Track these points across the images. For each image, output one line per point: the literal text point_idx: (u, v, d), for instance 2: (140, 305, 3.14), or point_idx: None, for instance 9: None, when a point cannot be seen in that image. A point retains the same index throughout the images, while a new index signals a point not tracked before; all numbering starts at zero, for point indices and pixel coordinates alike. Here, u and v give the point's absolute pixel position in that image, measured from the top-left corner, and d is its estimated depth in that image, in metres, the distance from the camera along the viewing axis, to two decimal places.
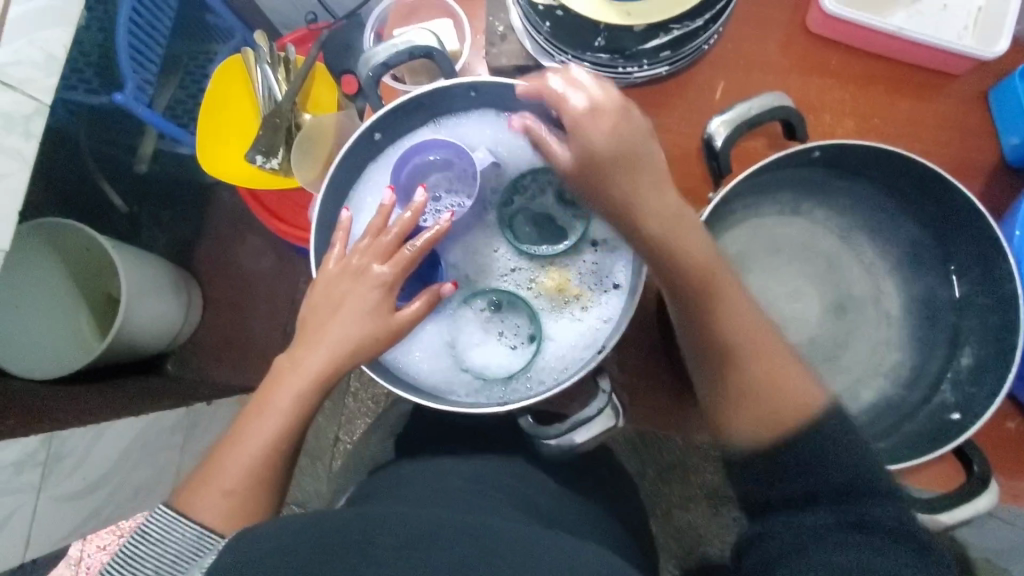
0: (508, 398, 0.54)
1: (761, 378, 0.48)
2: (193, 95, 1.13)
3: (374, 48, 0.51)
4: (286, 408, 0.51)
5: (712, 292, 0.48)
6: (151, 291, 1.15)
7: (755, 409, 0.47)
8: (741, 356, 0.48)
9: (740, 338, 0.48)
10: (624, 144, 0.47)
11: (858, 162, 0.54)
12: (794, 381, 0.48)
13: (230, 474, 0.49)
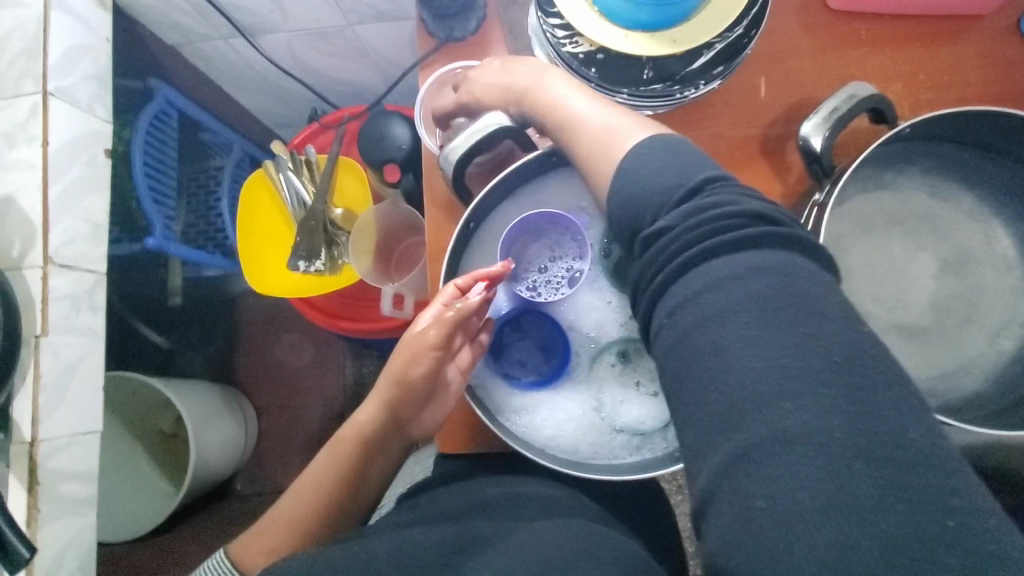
0: (673, 448, 0.51)
1: (598, 117, 0.48)
2: (204, 215, 1.10)
3: (452, 143, 0.52)
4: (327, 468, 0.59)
5: (541, 103, 0.53)
6: (211, 420, 1.12)
7: (591, 166, 0.47)
8: (569, 108, 0.50)
9: (567, 106, 0.51)
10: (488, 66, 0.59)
11: (942, 124, 0.54)
12: (636, 119, 0.47)
13: (278, 521, 0.58)
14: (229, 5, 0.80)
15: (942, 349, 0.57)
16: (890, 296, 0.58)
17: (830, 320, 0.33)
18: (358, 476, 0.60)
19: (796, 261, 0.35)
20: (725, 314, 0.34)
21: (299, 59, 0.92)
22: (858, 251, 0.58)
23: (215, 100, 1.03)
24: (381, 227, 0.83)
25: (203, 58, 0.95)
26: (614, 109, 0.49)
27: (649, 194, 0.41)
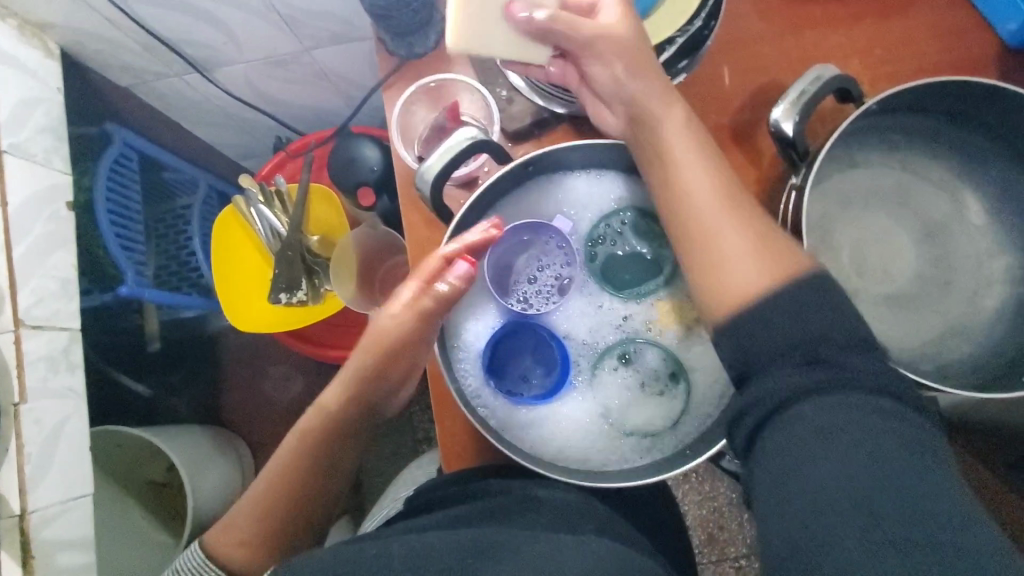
0: (684, 445, 0.52)
1: (738, 233, 0.47)
2: (174, 256, 1.06)
3: (427, 161, 0.51)
4: (296, 463, 0.56)
5: (689, 177, 0.49)
6: (206, 463, 1.10)
7: (713, 281, 0.47)
8: (710, 207, 0.48)
9: (709, 202, 0.48)
10: (642, 69, 0.50)
11: (905, 99, 0.55)
12: (768, 263, 0.46)
13: (243, 514, 0.55)
14: (180, 41, 0.78)
15: (930, 313, 0.59)
16: (876, 266, 0.60)
17: (931, 468, 0.35)
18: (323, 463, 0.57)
19: (893, 411, 0.38)
20: (817, 445, 0.37)
21: (257, 88, 0.90)
22: (837, 228, 0.60)
23: (175, 138, 1.01)
24: (359, 251, 0.82)
25: (158, 96, 0.93)
26: (761, 231, 0.47)
27: (780, 327, 0.42)
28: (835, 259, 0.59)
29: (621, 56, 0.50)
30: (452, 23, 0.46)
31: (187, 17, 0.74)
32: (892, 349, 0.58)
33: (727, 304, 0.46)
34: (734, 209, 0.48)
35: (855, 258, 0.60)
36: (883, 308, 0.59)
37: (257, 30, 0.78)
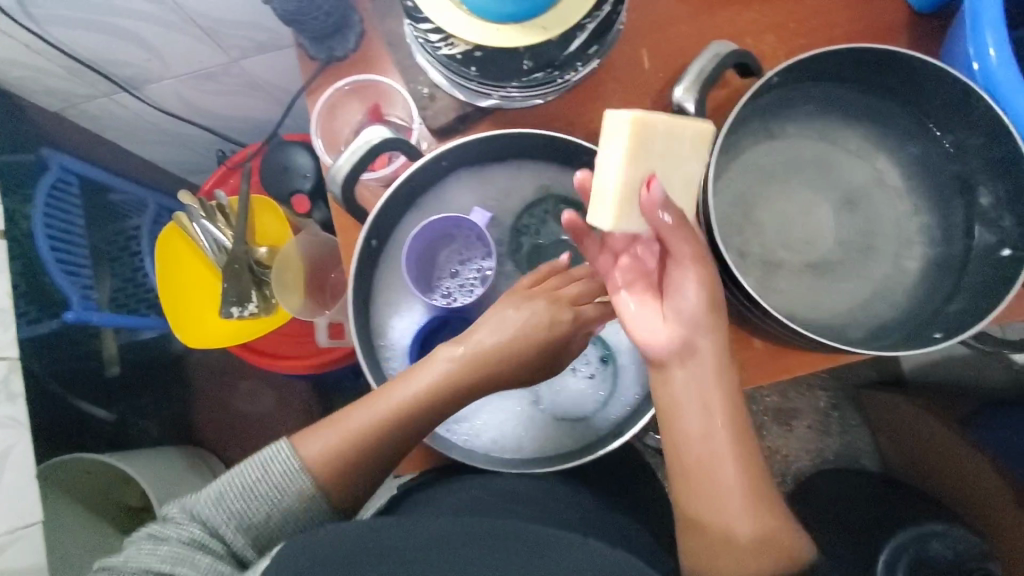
0: (614, 423, 0.55)
1: (745, 503, 0.48)
2: (131, 278, 1.07)
3: (337, 162, 0.51)
4: (384, 426, 0.51)
5: (705, 416, 0.49)
6: (175, 481, 1.08)
7: (711, 535, 0.49)
8: (733, 484, 0.48)
9: (728, 451, 0.49)
10: (685, 259, 0.48)
11: (809, 71, 0.56)
12: (752, 515, 0.48)
13: (329, 440, 0.50)
14: (103, 61, 0.78)
15: (852, 281, 0.59)
16: (799, 240, 0.59)
17: None
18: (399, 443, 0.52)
19: None
20: None
21: (192, 102, 0.91)
22: (761, 203, 0.59)
23: (116, 159, 1.00)
24: (305, 258, 0.81)
25: (90, 118, 0.92)
26: (748, 456, 0.49)
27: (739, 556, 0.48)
28: (759, 233, 0.59)
29: (676, 248, 0.47)
30: (635, 128, 0.44)
31: (104, 35, 0.73)
32: (821, 316, 0.58)
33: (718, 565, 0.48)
34: (750, 485, 0.48)
35: (781, 231, 0.59)
36: (807, 280, 0.59)
37: (179, 45, 0.77)
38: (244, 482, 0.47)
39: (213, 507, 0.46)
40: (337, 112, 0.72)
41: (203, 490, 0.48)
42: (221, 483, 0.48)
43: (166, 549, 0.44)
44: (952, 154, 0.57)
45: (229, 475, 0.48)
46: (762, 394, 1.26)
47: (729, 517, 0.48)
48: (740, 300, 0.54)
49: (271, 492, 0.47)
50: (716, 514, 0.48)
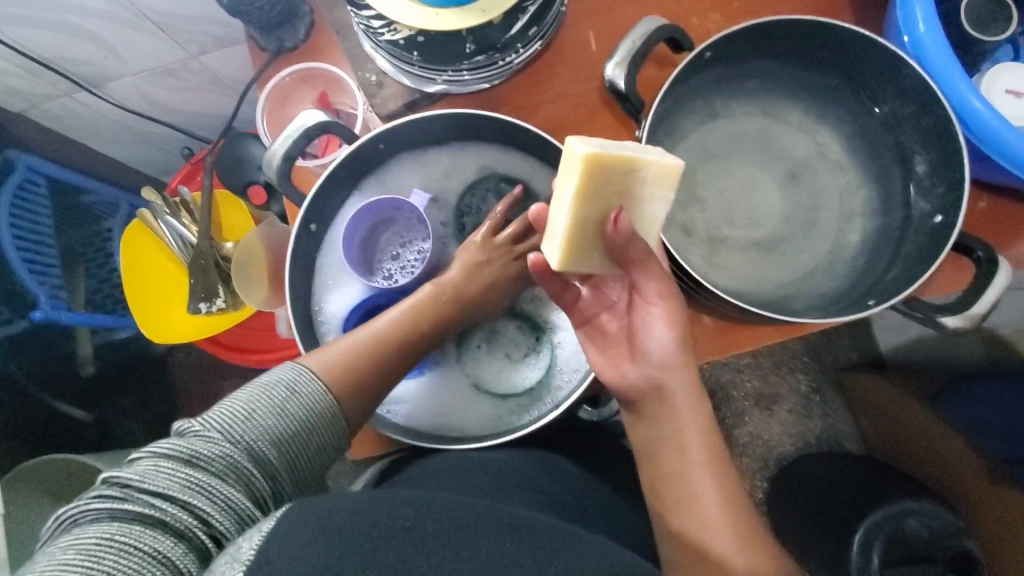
0: (554, 398, 0.57)
1: (738, 536, 0.46)
2: (105, 278, 1.08)
3: (272, 146, 0.52)
4: (379, 350, 0.53)
5: (683, 440, 0.49)
6: None
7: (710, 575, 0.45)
8: (716, 501, 0.48)
9: (710, 481, 0.48)
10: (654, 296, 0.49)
11: (744, 45, 0.56)
12: (738, 531, 0.46)
13: (336, 353, 0.52)
14: (60, 61, 0.78)
15: (799, 255, 0.59)
16: (746, 215, 0.60)
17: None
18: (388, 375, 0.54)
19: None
20: None
21: (153, 99, 0.92)
22: (705, 179, 0.60)
23: (83, 159, 1.00)
24: (269, 253, 0.80)
25: (53, 118, 0.92)
26: (731, 494, 0.48)
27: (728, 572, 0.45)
28: (705, 210, 0.59)
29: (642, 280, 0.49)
30: (585, 167, 0.43)
31: (56, 34, 0.73)
32: (770, 289, 0.58)
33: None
34: (736, 521, 0.47)
35: (725, 207, 0.60)
36: (755, 255, 0.59)
37: (135, 42, 0.77)
38: (263, 406, 0.46)
39: (233, 428, 0.45)
40: (287, 100, 0.72)
41: (223, 408, 0.45)
42: (240, 403, 0.46)
43: (193, 467, 0.42)
44: (888, 124, 0.58)
45: (246, 397, 0.46)
46: (741, 379, 1.19)
47: (716, 530, 0.46)
48: (678, 276, 0.54)
49: (292, 422, 0.47)
50: (696, 522, 0.47)
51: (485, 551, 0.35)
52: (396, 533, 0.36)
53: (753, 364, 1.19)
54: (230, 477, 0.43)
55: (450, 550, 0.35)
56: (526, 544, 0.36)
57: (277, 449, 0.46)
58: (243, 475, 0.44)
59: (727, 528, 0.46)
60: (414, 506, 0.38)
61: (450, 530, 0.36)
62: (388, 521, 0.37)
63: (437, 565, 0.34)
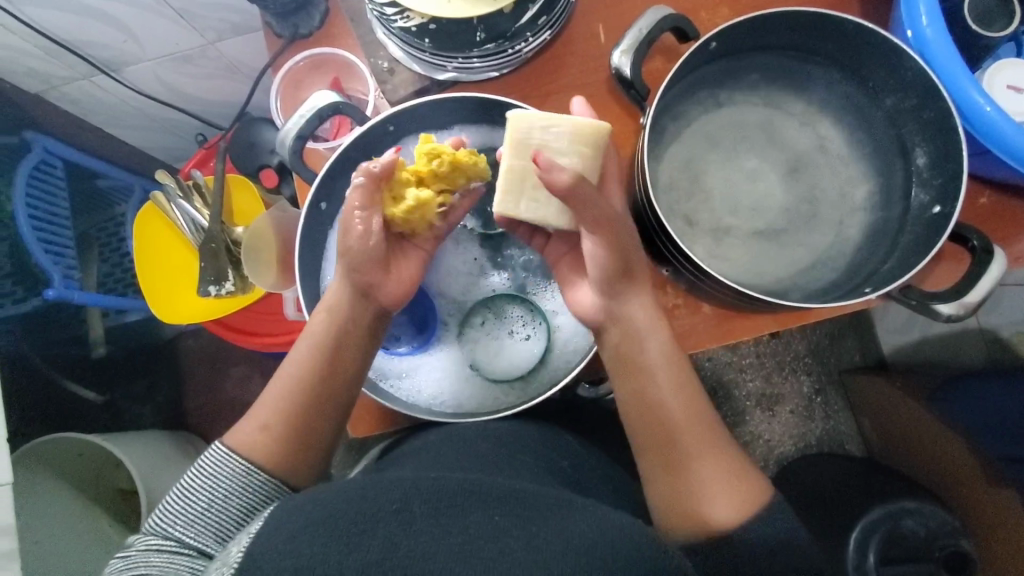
0: (553, 378, 0.59)
1: (713, 467, 0.51)
2: (119, 263, 1.10)
3: (286, 126, 0.56)
4: (304, 378, 0.53)
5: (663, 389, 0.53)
6: (164, 464, 1.03)
7: (696, 501, 0.50)
8: (695, 441, 0.52)
9: (688, 424, 0.53)
10: (627, 269, 0.53)
11: (749, 37, 0.57)
12: (698, 435, 0.52)
13: (260, 410, 0.53)
14: (79, 43, 0.80)
15: (799, 245, 0.60)
16: (748, 204, 0.60)
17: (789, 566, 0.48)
18: (330, 380, 0.54)
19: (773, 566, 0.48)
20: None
21: (169, 85, 0.93)
22: (707, 170, 0.61)
23: (99, 143, 1.02)
24: (279, 237, 0.82)
25: (71, 101, 0.94)
26: (689, 399, 0.53)
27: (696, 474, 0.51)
28: (707, 199, 0.60)
29: (622, 259, 0.52)
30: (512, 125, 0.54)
31: (76, 16, 0.75)
32: (770, 278, 0.59)
33: (705, 531, 0.49)
34: (691, 423, 0.53)
35: (727, 198, 0.60)
36: (756, 245, 0.60)
37: (153, 26, 0.79)
38: (189, 492, 0.49)
39: (162, 529, 0.48)
40: (299, 85, 0.74)
41: (162, 509, 0.49)
42: (168, 506, 0.49)
43: (130, 564, 0.44)
44: (891, 118, 0.59)
45: (176, 490, 0.49)
46: (743, 379, 1.19)
47: (675, 426, 0.53)
48: (680, 262, 0.55)
49: (221, 487, 0.49)
50: (657, 429, 0.53)
51: (470, 525, 0.36)
52: (383, 514, 0.36)
53: (755, 363, 1.20)
54: (169, 559, 0.45)
55: (437, 527, 0.36)
56: (514, 517, 0.37)
57: (209, 521, 0.48)
58: (181, 555, 0.46)
59: (686, 432, 0.52)
60: (399, 486, 0.39)
61: (440, 505, 0.37)
62: (375, 501, 0.38)
63: (426, 540, 0.35)
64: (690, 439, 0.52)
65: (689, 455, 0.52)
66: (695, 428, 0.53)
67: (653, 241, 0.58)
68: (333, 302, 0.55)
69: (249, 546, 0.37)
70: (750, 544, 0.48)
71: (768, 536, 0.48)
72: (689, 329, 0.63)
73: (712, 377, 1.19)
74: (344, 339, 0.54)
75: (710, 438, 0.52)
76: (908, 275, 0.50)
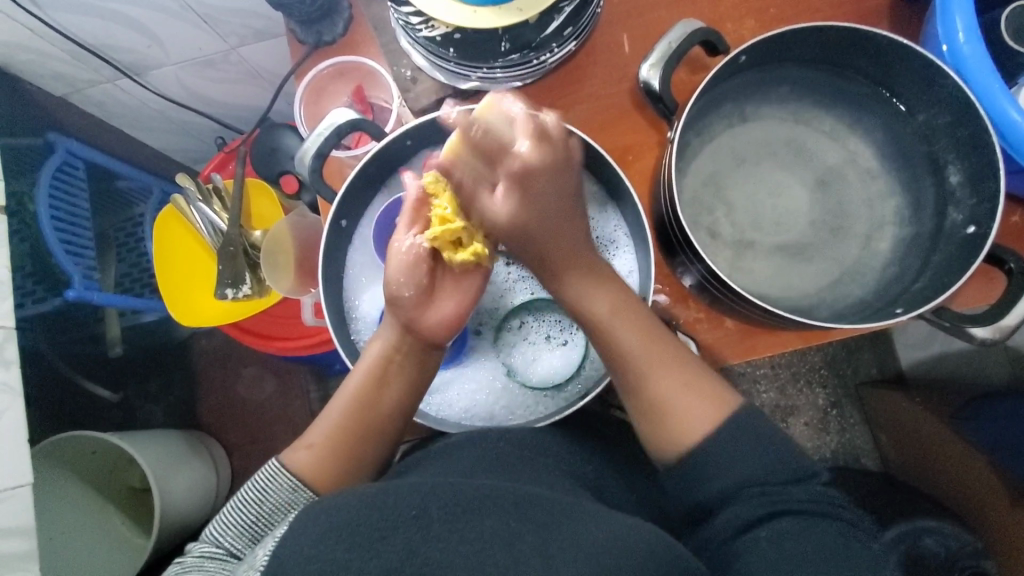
0: (584, 386, 0.58)
1: (679, 385, 0.51)
2: (136, 263, 1.11)
3: (306, 144, 0.57)
4: (358, 413, 0.53)
5: (624, 333, 0.52)
6: (174, 461, 1.02)
7: (668, 424, 0.51)
8: (657, 368, 0.52)
9: (645, 350, 0.52)
10: (559, 252, 0.51)
11: (780, 49, 0.56)
12: (661, 345, 0.52)
13: (316, 429, 0.54)
14: (104, 47, 0.80)
15: (826, 261, 0.59)
16: (773, 220, 0.60)
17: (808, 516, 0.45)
18: (383, 414, 0.54)
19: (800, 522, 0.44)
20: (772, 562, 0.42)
21: (191, 89, 0.94)
22: (733, 184, 0.60)
23: (121, 145, 1.03)
24: (299, 243, 0.82)
25: (95, 104, 0.95)
26: (648, 327, 0.53)
27: (692, 405, 0.50)
28: (733, 213, 0.59)
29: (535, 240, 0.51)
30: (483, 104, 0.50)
31: (103, 21, 0.76)
32: (796, 294, 0.58)
33: (677, 450, 0.50)
34: (647, 335, 0.52)
35: (752, 212, 0.60)
36: (783, 260, 0.59)
37: (177, 32, 0.79)
38: (242, 504, 0.50)
39: (217, 537, 0.49)
40: (321, 93, 0.74)
41: (217, 521, 0.50)
42: (224, 517, 0.50)
43: (186, 568, 0.45)
44: (922, 134, 0.58)
45: (232, 502, 0.51)
46: (758, 390, 1.18)
47: (630, 331, 0.52)
48: (704, 275, 0.54)
49: (269, 502, 0.50)
50: (622, 353, 0.52)
51: (486, 529, 0.36)
52: (401, 519, 0.36)
53: (770, 374, 1.19)
54: (220, 564, 0.46)
55: (452, 533, 0.35)
56: (532, 523, 0.37)
57: (260, 533, 0.49)
58: (230, 561, 0.46)
59: (641, 337, 0.52)
60: (417, 489, 0.38)
61: (458, 509, 0.37)
62: (394, 503, 0.37)
63: (440, 549, 0.34)
64: (645, 356, 0.52)
65: (650, 364, 0.52)
66: (651, 334, 0.52)
67: (677, 253, 0.58)
68: (382, 344, 0.54)
69: (274, 548, 0.36)
70: (724, 458, 0.48)
71: (738, 449, 0.48)
72: (716, 341, 0.62)
73: (726, 387, 1.17)
74: (387, 376, 0.54)
75: (669, 348, 0.53)
76: (945, 294, 0.49)
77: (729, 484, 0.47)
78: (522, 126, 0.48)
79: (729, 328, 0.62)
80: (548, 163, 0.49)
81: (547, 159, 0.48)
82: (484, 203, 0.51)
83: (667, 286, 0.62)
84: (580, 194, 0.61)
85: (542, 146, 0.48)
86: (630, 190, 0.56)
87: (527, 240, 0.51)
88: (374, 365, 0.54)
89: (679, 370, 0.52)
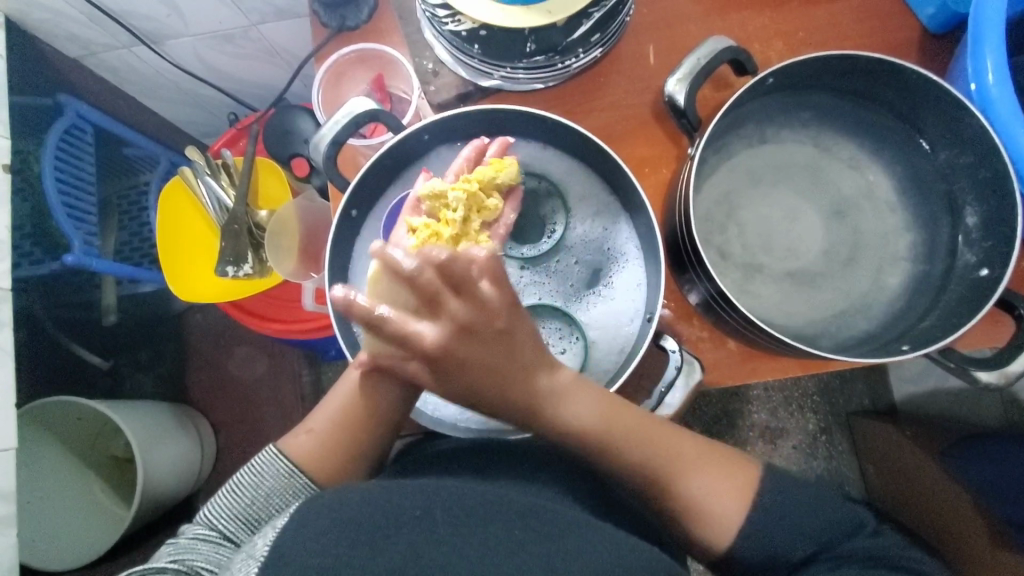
0: None
1: (707, 480, 0.53)
2: (137, 232, 1.10)
3: (322, 130, 0.56)
4: (356, 408, 0.53)
5: (631, 448, 0.51)
6: (161, 435, 1.01)
7: (707, 522, 0.52)
8: (680, 470, 0.53)
9: (671, 459, 0.52)
10: (509, 397, 0.47)
11: (808, 73, 0.56)
12: (689, 446, 0.54)
13: (314, 417, 0.54)
14: (125, 14, 0.79)
15: (834, 290, 0.59)
16: (784, 245, 0.59)
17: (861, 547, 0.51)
18: (380, 409, 0.54)
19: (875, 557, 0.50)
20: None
21: (208, 61, 0.93)
22: (748, 204, 0.59)
23: (131, 112, 1.02)
24: (306, 227, 0.81)
25: (109, 69, 0.94)
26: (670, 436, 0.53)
27: (730, 504, 0.51)
28: (745, 234, 0.59)
29: (473, 393, 0.46)
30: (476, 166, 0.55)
31: None
32: (802, 320, 0.58)
33: (723, 545, 0.51)
34: (672, 440, 0.53)
35: (764, 235, 0.59)
36: (792, 285, 0.59)
37: (200, 4, 0.78)
38: (238, 488, 0.50)
39: (211, 519, 0.50)
40: (342, 78, 0.73)
41: (213, 504, 0.51)
42: (220, 500, 0.51)
43: (181, 550, 0.46)
44: (942, 171, 0.58)
45: (228, 485, 0.51)
46: (749, 411, 1.18)
47: (657, 430, 0.53)
48: (713, 294, 0.53)
49: (266, 488, 0.50)
50: (650, 446, 0.52)
51: (487, 538, 0.35)
52: (404, 519, 0.36)
53: (763, 396, 1.19)
54: (214, 548, 0.47)
55: (453, 539, 0.35)
56: (533, 532, 0.36)
57: (257, 519, 0.50)
58: (225, 546, 0.48)
59: (667, 454, 0.52)
60: (420, 491, 0.38)
61: (461, 514, 0.36)
62: (398, 504, 0.36)
63: (441, 554, 0.34)
64: (656, 459, 0.52)
65: (682, 465, 0.53)
66: (674, 435, 0.53)
67: (686, 269, 0.57)
68: None
69: (274, 538, 0.35)
70: (766, 539, 0.50)
71: (776, 521, 0.51)
72: (718, 361, 0.62)
73: (718, 404, 1.17)
74: (380, 376, 0.53)
75: (704, 449, 0.54)
76: (955, 335, 0.49)
77: (784, 545, 0.50)
78: (425, 278, 0.42)
79: (733, 349, 0.62)
80: (459, 330, 0.44)
81: (474, 314, 0.43)
82: (410, 369, 0.46)
83: (672, 303, 0.62)
84: (594, 203, 0.61)
85: (471, 296, 0.43)
86: (645, 201, 0.55)
87: (468, 387, 0.46)
88: (370, 355, 0.54)
89: (729, 480, 0.53)
